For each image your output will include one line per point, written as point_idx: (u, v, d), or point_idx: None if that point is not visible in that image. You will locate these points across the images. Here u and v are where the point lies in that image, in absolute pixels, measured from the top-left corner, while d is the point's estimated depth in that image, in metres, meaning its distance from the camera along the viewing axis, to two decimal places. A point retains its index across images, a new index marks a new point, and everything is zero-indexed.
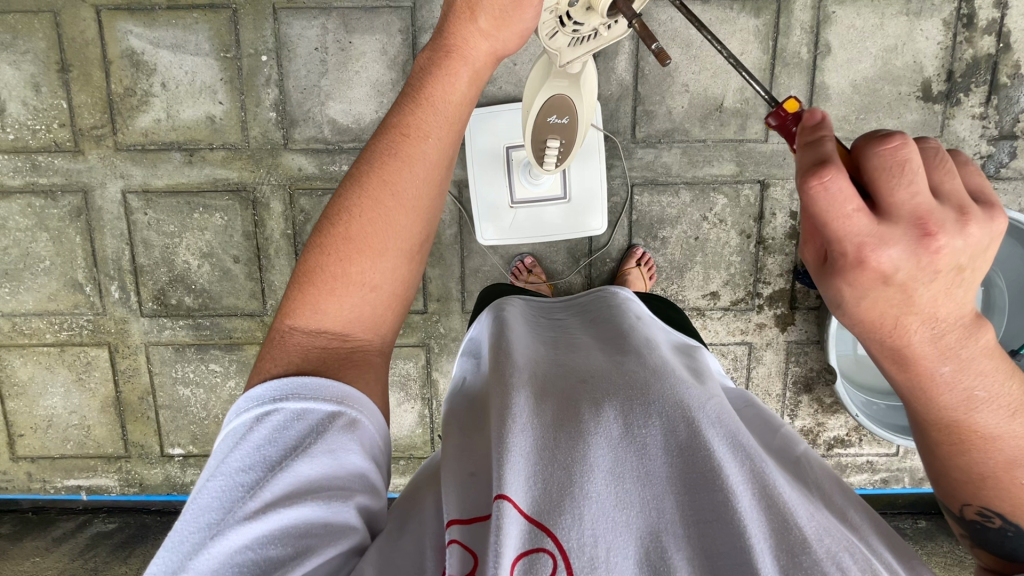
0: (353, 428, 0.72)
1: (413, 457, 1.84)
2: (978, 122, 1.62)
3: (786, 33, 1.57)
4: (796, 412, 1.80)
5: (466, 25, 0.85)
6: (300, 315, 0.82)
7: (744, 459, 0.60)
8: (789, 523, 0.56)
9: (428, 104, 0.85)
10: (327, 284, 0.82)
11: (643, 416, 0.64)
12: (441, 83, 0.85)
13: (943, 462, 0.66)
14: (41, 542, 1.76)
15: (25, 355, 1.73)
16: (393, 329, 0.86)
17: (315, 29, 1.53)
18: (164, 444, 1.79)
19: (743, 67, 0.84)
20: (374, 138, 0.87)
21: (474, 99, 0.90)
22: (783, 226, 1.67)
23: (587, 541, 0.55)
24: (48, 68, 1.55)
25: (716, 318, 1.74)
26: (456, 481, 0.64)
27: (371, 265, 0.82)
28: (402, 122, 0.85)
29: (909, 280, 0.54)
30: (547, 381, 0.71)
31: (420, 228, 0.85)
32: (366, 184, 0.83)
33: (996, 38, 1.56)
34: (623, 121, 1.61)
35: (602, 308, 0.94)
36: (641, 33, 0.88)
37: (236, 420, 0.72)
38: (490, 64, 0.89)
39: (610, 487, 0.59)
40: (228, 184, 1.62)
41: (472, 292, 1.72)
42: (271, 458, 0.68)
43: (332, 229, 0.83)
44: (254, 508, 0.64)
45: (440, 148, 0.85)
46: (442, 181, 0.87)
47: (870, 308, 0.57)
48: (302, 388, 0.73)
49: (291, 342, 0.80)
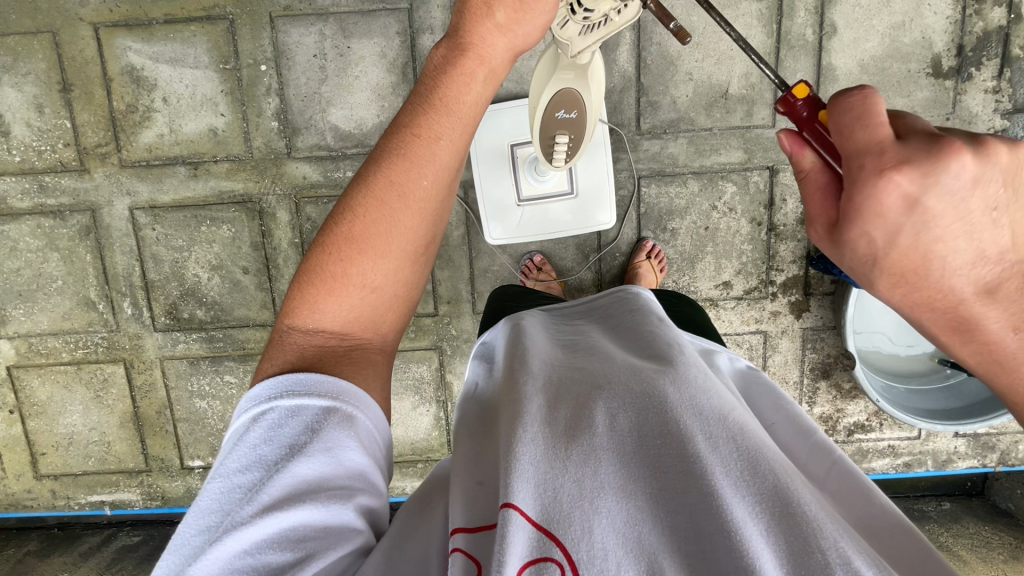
0: (349, 423, 0.72)
1: (431, 460, 1.84)
2: (992, 95, 1.58)
3: (790, 15, 1.54)
4: (815, 399, 1.78)
5: (483, 21, 0.82)
6: (302, 314, 0.82)
7: (767, 478, 0.58)
8: (812, 545, 0.53)
9: (442, 105, 0.83)
10: (328, 284, 0.81)
11: (659, 429, 0.63)
12: (456, 83, 0.84)
13: None
14: (68, 557, 1.78)
15: (44, 375, 1.74)
16: (395, 330, 0.86)
17: (314, 35, 1.52)
18: (185, 456, 1.81)
19: (754, 51, 0.83)
20: (384, 138, 0.86)
21: (490, 98, 0.88)
22: (795, 211, 1.65)
23: (597, 553, 0.55)
24: (51, 89, 1.56)
25: (729, 307, 1.72)
26: (463, 487, 0.64)
27: (372, 267, 0.81)
28: (413, 122, 0.84)
29: (932, 205, 0.53)
30: (562, 390, 0.70)
31: (425, 229, 0.84)
32: (373, 185, 0.82)
33: (1007, 9, 1.53)
34: (627, 113, 1.60)
35: (622, 311, 0.92)
36: (657, 12, 0.85)
37: (236, 422, 0.73)
38: (509, 60, 0.87)
39: (621, 503, 0.58)
40: (234, 196, 1.61)
41: (482, 293, 1.71)
42: (269, 457, 0.68)
43: (336, 230, 0.83)
44: (252, 511, 0.63)
45: (451, 150, 0.84)
46: (451, 182, 0.85)
47: (902, 248, 0.56)
48: (296, 384, 0.73)
49: (290, 341, 0.80)
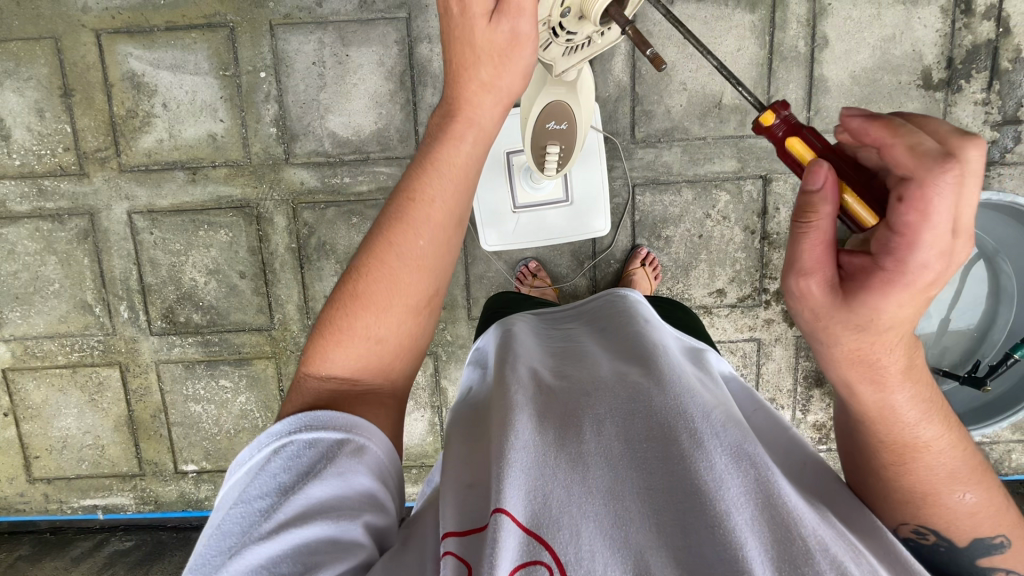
0: (361, 453, 0.74)
1: (425, 465, 1.84)
2: (981, 107, 1.60)
3: (782, 28, 1.57)
4: (808, 406, 1.79)
5: (468, 78, 0.85)
6: (313, 363, 0.85)
7: (748, 471, 0.60)
8: (792, 533, 0.56)
9: (435, 168, 0.85)
10: (335, 336, 0.84)
11: (643, 430, 0.64)
12: (448, 145, 0.85)
13: (885, 484, 0.71)
14: (60, 562, 1.77)
15: (38, 378, 1.74)
16: (405, 376, 0.88)
17: (313, 43, 1.54)
18: (178, 460, 1.80)
19: (733, 76, 0.84)
20: (385, 202, 0.88)
21: (483, 158, 0.89)
22: (787, 220, 1.66)
23: (585, 555, 0.55)
24: (51, 94, 1.57)
25: (723, 315, 1.73)
26: (455, 491, 0.65)
27: (376, 321, 0.83)
28: (411, 185, 0.85)
29: (924, 290, 0.60)
30: (550, 397, 0.71)
31: (428, 285, 0.86)
32: (375, 245, 0.85)
33: (995, 23, 1.55)
34: (622, 122, 1.61)
35: (610, 313, 0.93)
36: (634, 39, 0.84)
37: (256, 455, 0.73)
38: (499, 114, 0.89)
39: (609, 505, 0.59)
40: (232, 201, 1.63)
41: (477, 299, 1.72)
42: (286, 483, 0.69)
43: (343, 286, 0.86)
44: (269, 528, 0.65)
45: (447, 210, 0.85)
46: (451, 238, 0.87)
47: (879, 313, 0.62)
48: (315, 419, 0.75)
49: (303, 389, 0.83)
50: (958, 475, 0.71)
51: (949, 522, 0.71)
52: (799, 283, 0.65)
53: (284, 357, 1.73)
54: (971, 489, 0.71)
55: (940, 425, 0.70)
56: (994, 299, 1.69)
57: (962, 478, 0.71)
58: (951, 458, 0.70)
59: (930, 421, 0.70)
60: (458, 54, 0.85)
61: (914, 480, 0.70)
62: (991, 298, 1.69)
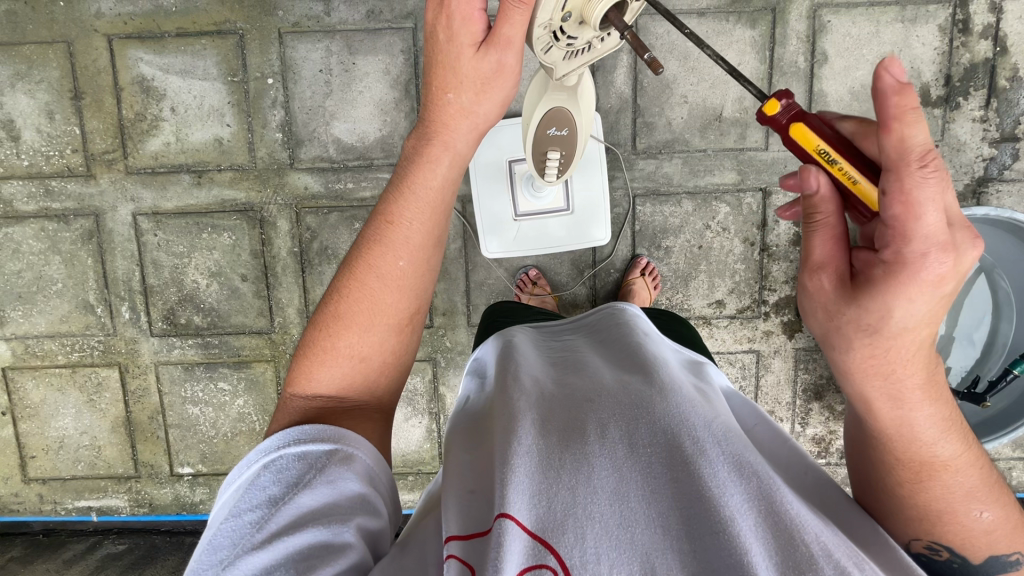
0: (349, 462, 0.76)
1: (421, 473, 1.84)
2: (980, 124, 1.62)
3: (783, 43, 1.59)
4: (807, 419, 1.78)
5: (442, 106, 0.90)
6: (299, 382, 0.89)
7: (751, 479, 0.61)
8: (795, 538, 0.57)
9: (409, 192, 0.91)
10: (319, 355, 0.89)
11: (648, 437, 0.64)
12: (422, 169, 0.91)
13: (902, 500, 0.71)
14: (52, 564, 1.75)
15: (37, 378, 1.75)
16: (390, 392, 0.92)
17: (320, 51, 1.57)
18: (174, 463, 1.80)
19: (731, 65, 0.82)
20: (366, 225, 0.95)
21: (457, 180, 0.94)
22: (786, 233, 1.67)
23: (591, 558, 0.55)
24: (62, 96, 1.60)
25: (722, 326, 1.73)
26: (457, 499, 0.65)
27: (358, 340, 0.89)
28: (387, 209, 0.92)
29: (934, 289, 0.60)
30: (552, 404, 0.71)
31: (408, 302, 0.92)
32: (356, 267, 0.91)
33: (993, 42, 1.58)
34: (623, 134, 1.63)
35: (610, 327, 0.94)
36: (632, 43, 0.82)
37: (246, 471, 0.74)
38: (474, 139, 0.93)
39: (615, 507, 0.59)
40: (236, 204, 1.64)
41: (477, 306, 1.73)
42: (276, 495, 0.70)
43: (326, 308, 0.92)
44: (261, 539, 0.66)
45: (422, 231, 0.91)
46: (428, 257, 0.93)
47: (905, 324, 0.63)
48: (303, 433, 0.77)
49: (290, 407, 0.87)
50: (976, 494, 0.71)
51: (965, 538, 0.71)
52: (814, 281, 0.69)
53: (283, 361, 1.73)
54: (986, 506, 0.71)
55: (959, 444, 0.70)
56: (994, 314, 1.69)
57: (979, 498, 0.71)
58: (969, 481, 0.70)
59: (953, 442, 0.70)
60: (434, 81, 0.90)
61: (929, 498, 0.70)
62: (992, 313, 1.69)
